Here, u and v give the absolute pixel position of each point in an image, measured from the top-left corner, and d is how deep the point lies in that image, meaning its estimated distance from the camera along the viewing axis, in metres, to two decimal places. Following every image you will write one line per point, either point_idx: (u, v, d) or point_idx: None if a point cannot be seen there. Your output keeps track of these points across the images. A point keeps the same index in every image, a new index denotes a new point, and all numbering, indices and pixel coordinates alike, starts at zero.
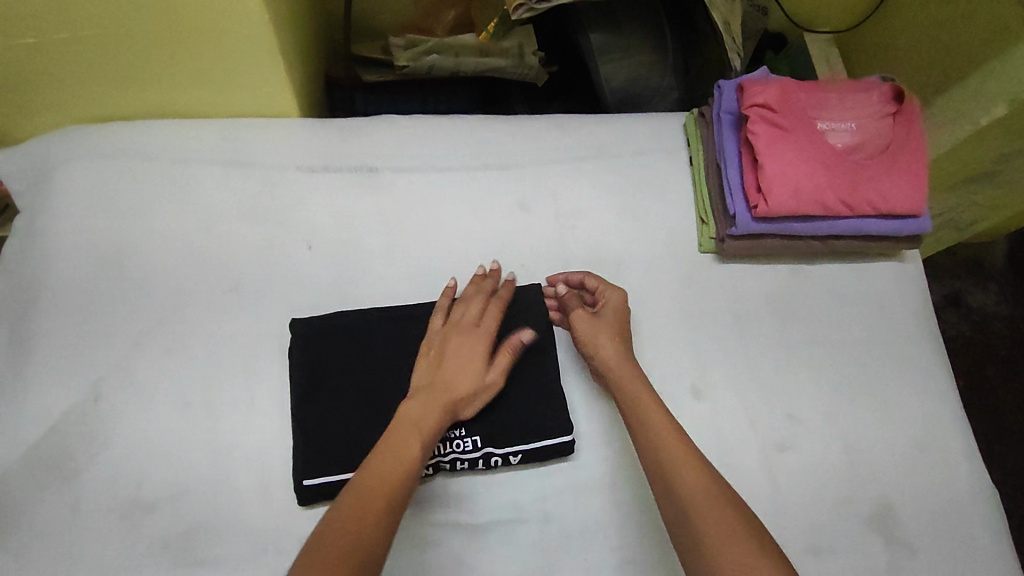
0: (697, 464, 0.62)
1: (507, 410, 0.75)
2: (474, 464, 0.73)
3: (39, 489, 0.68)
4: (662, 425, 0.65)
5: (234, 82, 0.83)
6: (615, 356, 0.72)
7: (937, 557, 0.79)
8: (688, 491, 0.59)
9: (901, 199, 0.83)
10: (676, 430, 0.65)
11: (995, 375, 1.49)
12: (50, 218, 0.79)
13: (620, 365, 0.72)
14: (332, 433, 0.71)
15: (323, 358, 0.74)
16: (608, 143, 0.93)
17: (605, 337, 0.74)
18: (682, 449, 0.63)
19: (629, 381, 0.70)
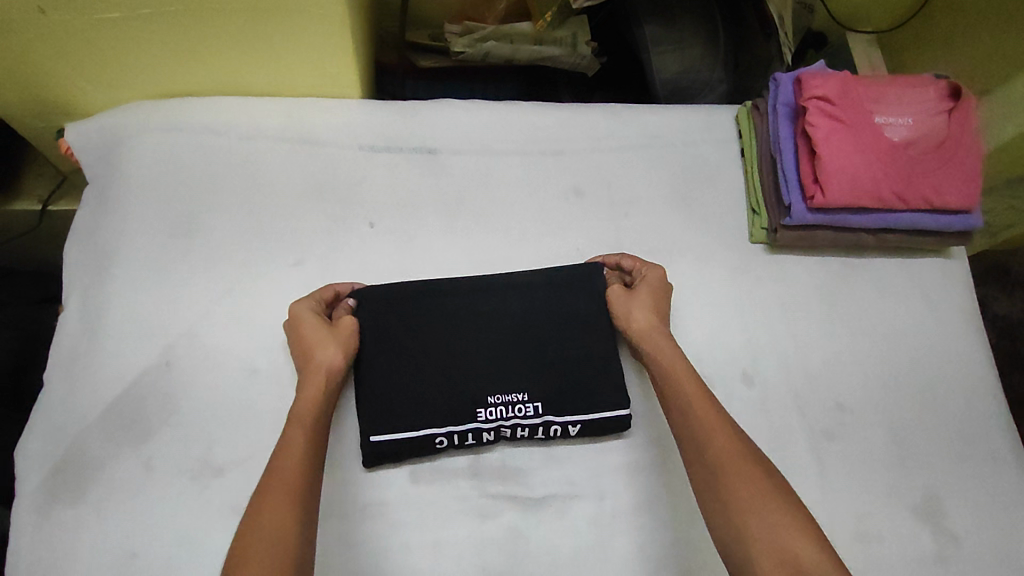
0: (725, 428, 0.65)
1: (565, 383, 0.76)
2: (535, 432, 0.75)
3: (114, 448, 0.70)
4: (690, 391, 0.69)
5: (302, 62, 0.85)
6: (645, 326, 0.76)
7: (984, 548, 0.80)
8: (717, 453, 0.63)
9: (954, 194, 0.84)
10: (704, 395, 0.68)
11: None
12: (121, 189, 0.82)
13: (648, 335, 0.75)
14: (399, 398, 0.74)
15: (389, 327, 0.76)
16: (662, 133, 0.95)
17: (638, 310, 0.77)
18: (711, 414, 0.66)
19: (661, 350, 0.73)
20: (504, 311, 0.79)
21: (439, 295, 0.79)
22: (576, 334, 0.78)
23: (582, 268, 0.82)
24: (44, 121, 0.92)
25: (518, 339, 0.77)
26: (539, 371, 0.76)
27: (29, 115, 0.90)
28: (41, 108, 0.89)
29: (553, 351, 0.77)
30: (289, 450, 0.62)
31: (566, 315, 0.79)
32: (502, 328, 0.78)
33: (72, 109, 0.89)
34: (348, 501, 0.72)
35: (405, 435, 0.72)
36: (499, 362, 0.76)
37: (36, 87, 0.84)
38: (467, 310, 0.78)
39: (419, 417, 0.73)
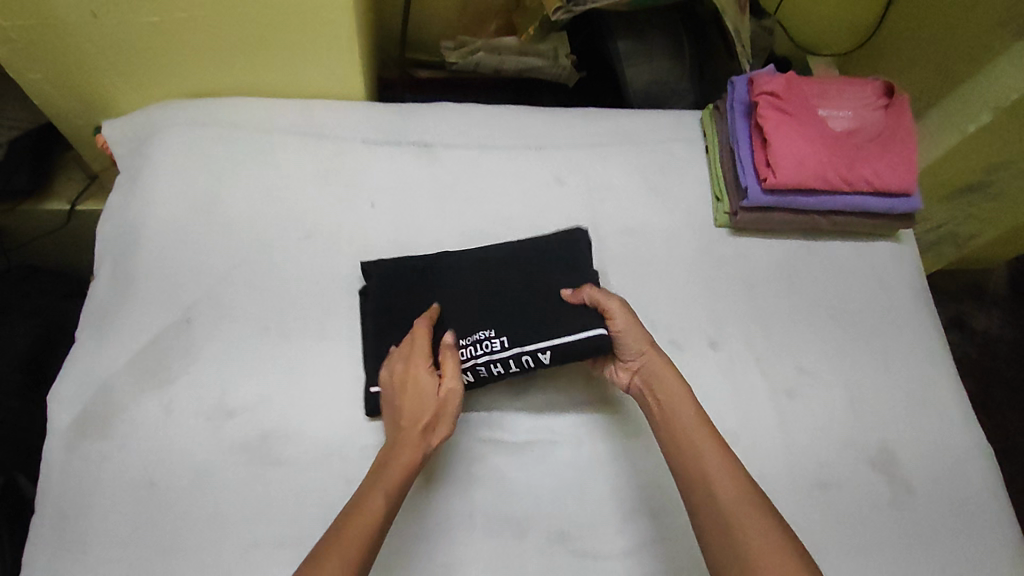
0: (739, 488, 0.65)
1: None
2: (508, 364, 0.78)
3: (138, 392, 0.78)
4: (707, 452, 0.69)
5: (316, 67, 0.97)
6: (670, 379, 0.76)
7: (937, 498, 0.86)
8: (726, 504, 0.64)
9: (893, 178, 0.94)
10: (722, 452, 0.69)
11: (1001, 395, 1.56)
12: (151, 172, 0.92)
13: (664, 393, 0.75)
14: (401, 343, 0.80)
15: (388, 290, 0.84)
16: (636, 131, 1.06)
17: (643, 342, 0.78)
18: (724, 474, 0.67)
19: (681, 406, 0.73)
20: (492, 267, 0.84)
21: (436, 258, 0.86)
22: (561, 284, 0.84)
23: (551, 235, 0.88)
24: (84, 119, 1.03)
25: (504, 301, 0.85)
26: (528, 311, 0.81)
27: (71, 112, 1.01)
28: (83, 106, 1.00)
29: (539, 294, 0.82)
30: (356, 516, 0.63)
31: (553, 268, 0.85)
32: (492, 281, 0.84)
33: (110, 107, 1.01)
34: (348, 444, 0.78)
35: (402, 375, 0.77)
36: None
37: (82, 87, 0.96)
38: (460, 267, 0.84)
39: None
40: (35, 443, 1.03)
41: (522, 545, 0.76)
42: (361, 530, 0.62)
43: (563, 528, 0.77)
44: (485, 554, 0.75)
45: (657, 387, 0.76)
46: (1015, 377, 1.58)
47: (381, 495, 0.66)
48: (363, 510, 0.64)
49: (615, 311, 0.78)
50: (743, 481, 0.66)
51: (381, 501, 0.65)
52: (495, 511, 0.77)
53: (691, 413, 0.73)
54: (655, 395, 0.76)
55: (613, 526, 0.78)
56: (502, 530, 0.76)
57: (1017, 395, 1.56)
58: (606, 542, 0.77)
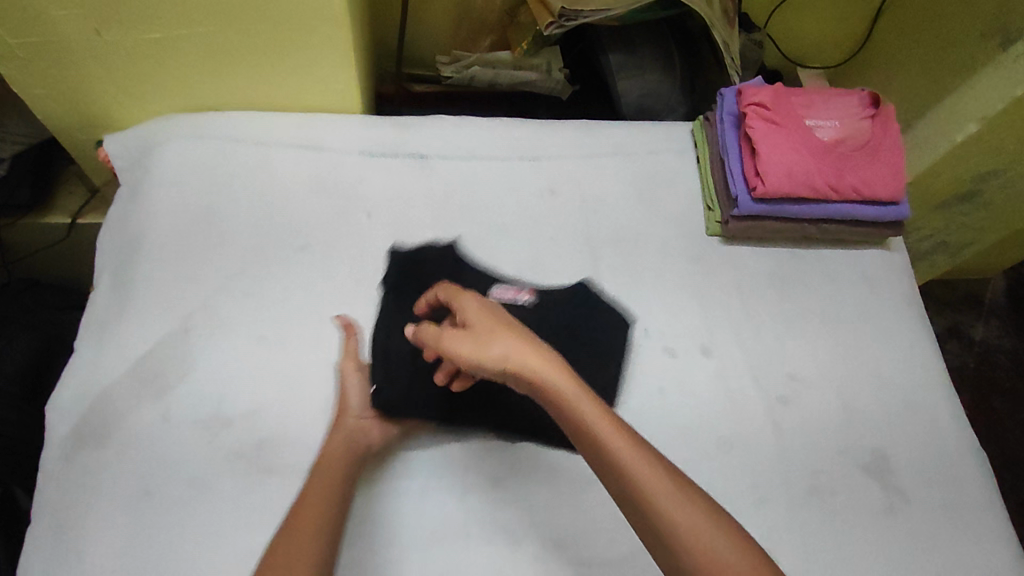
0: (673, 496, 0.53)
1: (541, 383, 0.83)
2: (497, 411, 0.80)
3: (135, 401, 0.78)
4: (638, 465, 0.54)
5: (312, 81, 0.99)
6: (547, 374, 0.56)
7: (930, 504, 0.86)
8: (676, 530, 0.52)
9: (881, 186, 0.96)
10: (650, 461, 0.55)
11: (999, 404, 1.56)
12: (151, 185, 0.93)
13: (565, 392, 0.56)
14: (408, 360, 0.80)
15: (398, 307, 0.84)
16: (628, 142, 1.08)
17: (502, 350, 0.56)
18: (657, 482, 0.53)
19: (579, 404, 0.56)
20: (506, 294, 0.85)
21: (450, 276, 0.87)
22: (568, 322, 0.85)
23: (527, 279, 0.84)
24: (85, 134, 1.05)
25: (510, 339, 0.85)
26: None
27: (72, 127, 1.03)
28: (84, 121, 1.02)
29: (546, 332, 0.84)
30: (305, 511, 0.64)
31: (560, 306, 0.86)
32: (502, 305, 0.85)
33: (110, 122, 1.02)
34: None
35: (410, 398, 0.78)
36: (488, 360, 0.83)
37: (84, 102, 0.98)
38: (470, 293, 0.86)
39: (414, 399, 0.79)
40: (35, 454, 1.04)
41: (518, 552, 0.76)
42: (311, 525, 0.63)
43: (558, 534, 0.78)
44: (480, 560, 0.75)
45: (537, 389, 0.57)
46: (1013, 386, 1.59)
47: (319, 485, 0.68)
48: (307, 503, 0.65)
49: (450, 339, 0.58)
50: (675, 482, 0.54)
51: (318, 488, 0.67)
52: (490, 517, 0.77)
53: (596, 414, 0.56)
54: (549, 395, 0.56)
55: (608, 532, 0.79)
56: (498, 537, 0.77)
57: (1015, 403, 1.57)
58: (601, 548, 0.78)
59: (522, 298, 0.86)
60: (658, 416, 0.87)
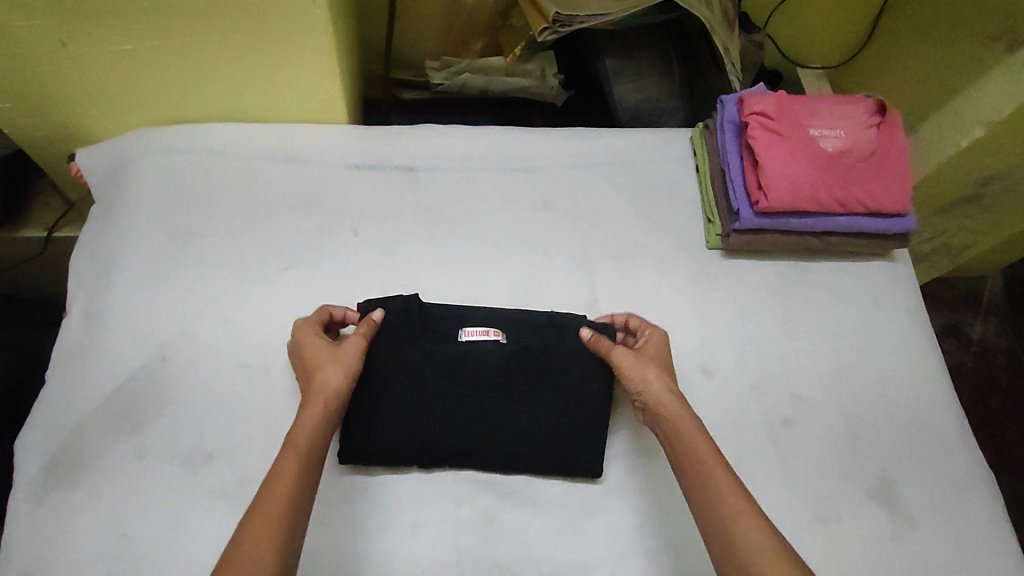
0: (760, 532, 0.61)
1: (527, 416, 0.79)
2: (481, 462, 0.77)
3: (110, 436, 0.75)
4: (736, 505, 0.63)
5: (294, 91, 0.94)
6: (670, 414, 0.72)
7: (938, 529, 0.83)
8: (755, 553, 0.60)
9: (887, 199, 0.92)
10: (748, 502, 0.64)
11: (999, 406, 1.53)
12: (125, 204, 0.89)
13: (685, 430, 0.70)
14: (371, 408, 0.77)
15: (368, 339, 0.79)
16: (624, 151, 1.04)
17: (651, 372, 0.76)
18: (745, 519, 0.62)
19: (706, 459, 0.67)
20: (477, 336, 0.81)
21: (420, 314, 0.82)
22: (544, 358, 0.81)
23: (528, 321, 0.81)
24: (57, 148, 1.00)
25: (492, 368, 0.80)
26: (507, 393, 0.79)
27: (43, 141, 0.98)
28: (55, 135, 0.97)
29: (529, 373, 0.80)
30: (273, 492, 0.59)
31: (533, 339, 0.82)
32: (474, 346, 0.81)
33: (82, 135, 0.98)
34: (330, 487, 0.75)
35: (380, 447, 0.76)
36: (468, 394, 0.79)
37: (54, 116, 0.93)
38: (439, 332, 0.81)
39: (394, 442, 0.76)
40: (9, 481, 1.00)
41: None
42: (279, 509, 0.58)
43: (554, 570, 0.74)
44: None
45: (667, 426, 0.72)
46: (1014, 387, 1.56)
47: (295, 458, 0.62)
48: (278, 475, 0.61)
49: (625, 362, 0.77)
50: (766, 523, 0.62)
51: (290, 459, 0.62)
52: (483, 554, 0.74)
53: (710, 457, 0.68)
54: (677, 438, 0.71)
55: (607, 567, 0.75)
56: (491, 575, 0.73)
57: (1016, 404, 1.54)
58: None
59: (492, 337, 0.81)
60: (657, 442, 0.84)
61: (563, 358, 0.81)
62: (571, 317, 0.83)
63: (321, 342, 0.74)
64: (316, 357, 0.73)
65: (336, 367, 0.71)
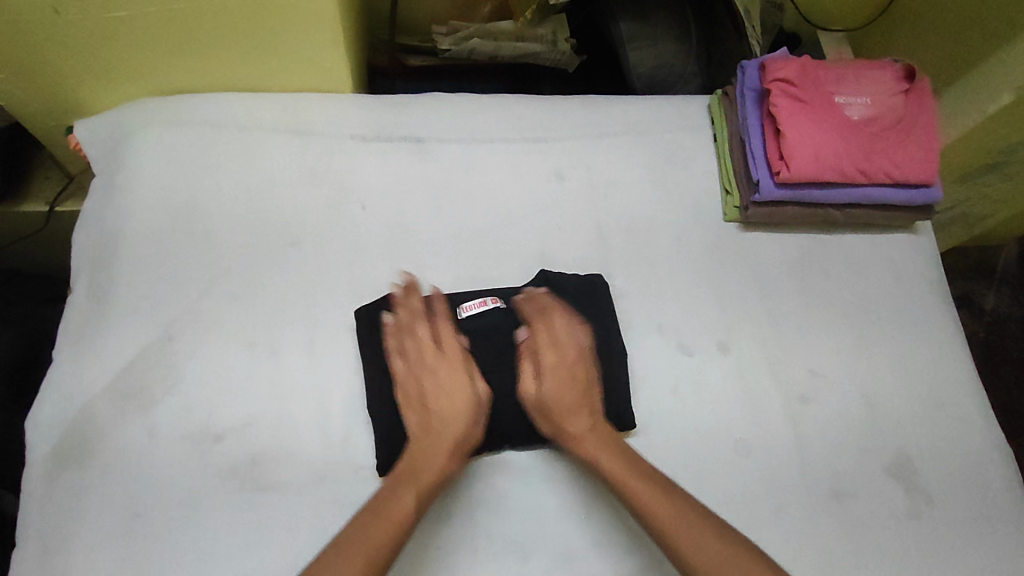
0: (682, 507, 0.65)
1: None
2: (524, 434, 0.77)
3: (119, 415, 0.74)
4: (621, 475, 0.69)
5: (296, 58, 0.91)
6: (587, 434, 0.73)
7: (956, 504, 0.82)
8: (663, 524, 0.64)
9: (914, 169, 0.89)
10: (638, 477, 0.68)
11: (1009, 376, 1.52)
12: (126, 178, 0.86)
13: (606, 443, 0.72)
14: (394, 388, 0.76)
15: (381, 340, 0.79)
16: (639, 121, 1.00)
17: (531, 358, 0.77)
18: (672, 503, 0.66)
19: (590, 444, 0.72)
20: (475, 309, 0.80)
21: None
22: None
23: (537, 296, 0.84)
24: (54, 119, 0.97)
25: (508, 346, 0.80)
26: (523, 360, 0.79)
27: (40, 113, 0.96)
28: (52, 107, 0.95)
29: None
30: (393, 494, 0.65)
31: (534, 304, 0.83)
32: (477, 321, 0.80)
33: (81, 106, 0.95)
34: (342, 465, 0.75)
35: None
36: (493, 374, 0.78)
37: (51, 86, 0.90)
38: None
39: None
40: (19, 453, 1.00)
41: (526, 566, 0.73)
42: (379, 549, 0.61)
43: (569, 547, 0.74)
44: None
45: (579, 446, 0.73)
46: None
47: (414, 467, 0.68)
48: (388, 513, 0.64)
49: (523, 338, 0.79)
50: (678, 500, 0.66)
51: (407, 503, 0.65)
52: (498, 531, 0.74)
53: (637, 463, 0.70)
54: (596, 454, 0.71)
55: (620, 545, 0.75)
56: (506, 551, 0.73)
57: None
58: (611, 562, 0.74)
59: (491, 306, 0.81)
60: (670, 418, 0.82)
61: None
62: (558, 275, 0.85)
63: (451, 360, 0.74)
64: (436, 379, 0.73)
65: (462, 390, 0.72)
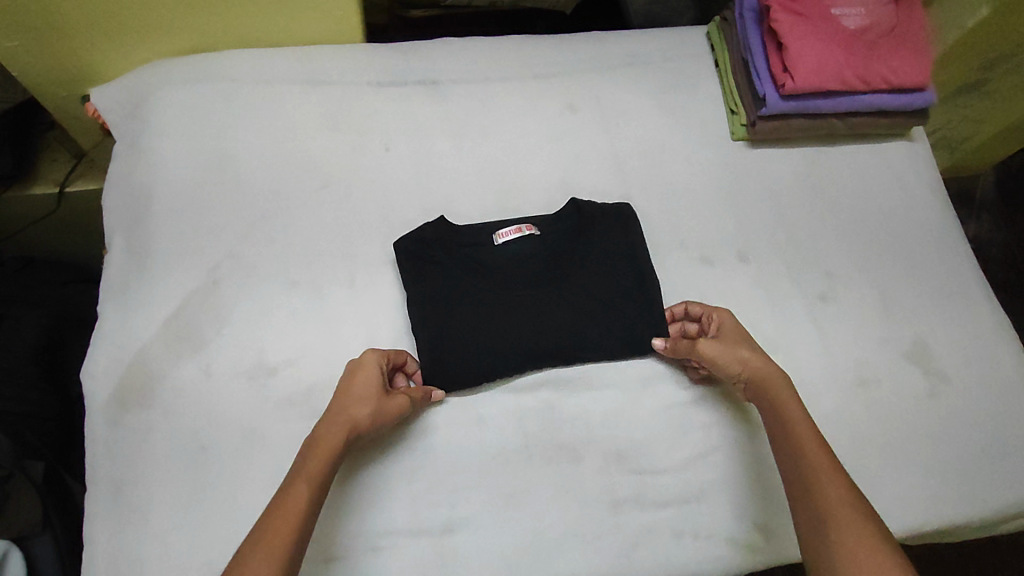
0: (852, 511, 0.56)
1: (600, 307, 0.81)
2: (567, 353, 0.79)
3: (173, 359, 0.76)
4: (799, 421, 0.66)
5: (308, 10, 0.92)
6: (832, 491, 0.58)
7: (970, 383, 0.87)
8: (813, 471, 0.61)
9: (910, 73, 0.93)
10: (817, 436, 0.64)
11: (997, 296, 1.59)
12: (150, 136, 0.87)
13: (810, 424, 0.66)
14: (438, 316, 0.78)
15: (420, 270, 0.80)
16: (643, 52, 1.03)
17: (731, 325, 0.79)
18: (841, 500, 0.57)
19: (781, 395, 0.69)
20: (511, 236, 0.82)
21: (448, 236, 0.83)
22: (579, 247, 0.84)
23: (567, 219, 0.86)
24: (69, 90, 0.98)
25: (544, 269, 0.82)
26: (556, 281, 0.82)
27: (56, 85, 0.96)
28: (64, 76, 0.95)
29: (582, 264, 0.83)
30: (281, 514, 0.56)
31: (565, 228, 0.85)
32: (511, 248, 0.83)
33: (95, 74, 0.96)
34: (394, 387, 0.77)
35: (468, 369, 0.77)
36: (532, 298, 0.80)
37: (67, 54, 0.91)
38: (473, 243, 0.83)
39: (481, 360, 0.77)
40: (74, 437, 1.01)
41: (580, 467, 0.76)
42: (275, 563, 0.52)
43: (619, 447, 0.77)
44: (544, 480, 0.75)
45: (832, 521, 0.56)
46: (1008, 278, 1.62)
47: (306, 490, 0.58)
48: (285, 509, 0.56)
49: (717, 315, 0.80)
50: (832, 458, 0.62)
51: (304, 495, 0.58)
52: (550, 437, 0.77)
53: (867, 530, 0.55)
54: (832, 525, 0.56)
55: (666, 441, 0.78)
56: (559, 455, 0.76)
57: (1012, 294, 1.60)
58: (659, 458, 0.77)
59: (526, 233, 0.83)
60: None
61: (599, 243, 0.84)
62: (587, 207, 0.86)
63: (366, 378, 0.69)
64: (348, 395, 0.68)
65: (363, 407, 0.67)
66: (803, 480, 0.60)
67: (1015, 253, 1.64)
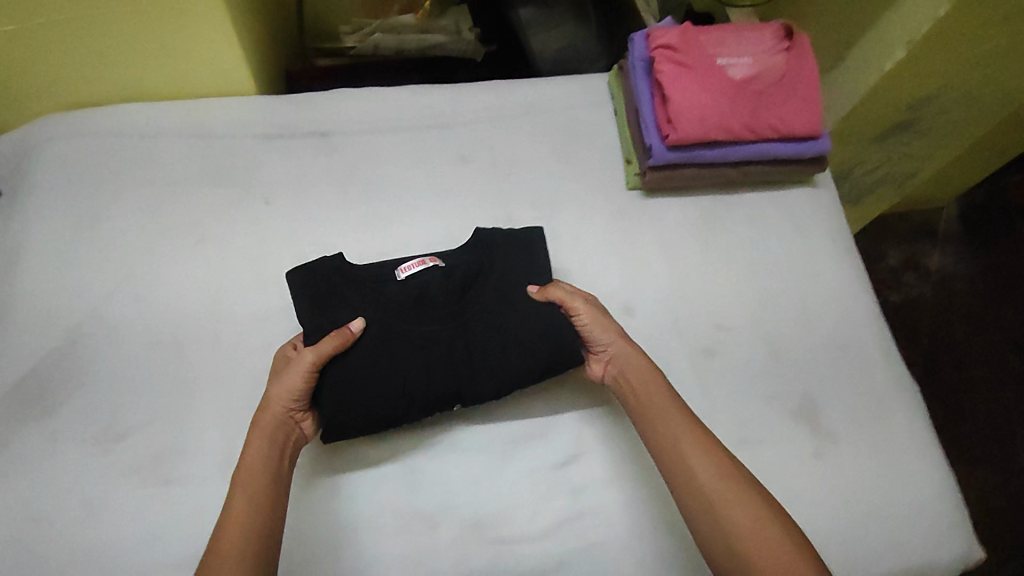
0: (756, 517, 0.59)
1: (510, 341, 0.77)
2: (478, 390, 0.76)
3: (21, 423, 0.75)
4: (679, 429, 0.67)
5: (195, 63, 0.92)
6: (730, 502, 0.60)
7: (859, 443, 0.84)
8: (706, 485, 0.62)
9: (799, 122, 0.91)
10: (701, 436, 0.66)
11: (961, 330, 1.51)
12: (26, 193, 0.87)
13: (696, 425, 0.67)
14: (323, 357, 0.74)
15: (320, 300, 0.77)
16: (540, 101, 1.02)
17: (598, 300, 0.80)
18: (739, 505, 0.60)
19: (659, 399, 0.70)
20: (415, 268, 0.80)
21: (345, 272, 0.79)
22: (480, 281, 0.81)
23: (482, 249, 0.83)
24: None
25: (446, 300, 0.79)
26: (450, 316, 0.78)
27: None
28: None
29: (488, 297, 0.79)
30: (230, 518, 0.61)
31: (473, 261, 0.82)
32: (417, 280, 0.80)
33: None
34: None
35: (364, 410, 0.73)
36: (432, 332, 0.77)
37: None
38: (375, 278, 0.80)
39: (379, 399, 0.73)
40: None
41: (434, 535, 0.73)
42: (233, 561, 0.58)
43: (477, 514, 0.75)
44: (393, 551, 0.72)
45: (720, 525, 0.60)
46: (974, 313, 1.53)
47: (241, 492, 0.63)
48: (231, 513, 0.62)
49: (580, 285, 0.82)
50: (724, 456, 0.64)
51: (242, 499, 0.63)
52: (405, 505, 0.75)
53: (773, 533, 0.58)
54: (743, 541, 0.58)
55: (527, 507, 0.76)
56: (412, 523, 0.74)
57: (977, 329, 1.51)
58: (518, 526, 0.75)
59: (430, 264, 0.81)
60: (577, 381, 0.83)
61: (505, 275, 0.81)
62: (494, 232, 0.84)
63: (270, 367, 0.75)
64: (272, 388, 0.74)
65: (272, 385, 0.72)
66: (699, 491, 0.62)
67: (983, 289, 1.55)
